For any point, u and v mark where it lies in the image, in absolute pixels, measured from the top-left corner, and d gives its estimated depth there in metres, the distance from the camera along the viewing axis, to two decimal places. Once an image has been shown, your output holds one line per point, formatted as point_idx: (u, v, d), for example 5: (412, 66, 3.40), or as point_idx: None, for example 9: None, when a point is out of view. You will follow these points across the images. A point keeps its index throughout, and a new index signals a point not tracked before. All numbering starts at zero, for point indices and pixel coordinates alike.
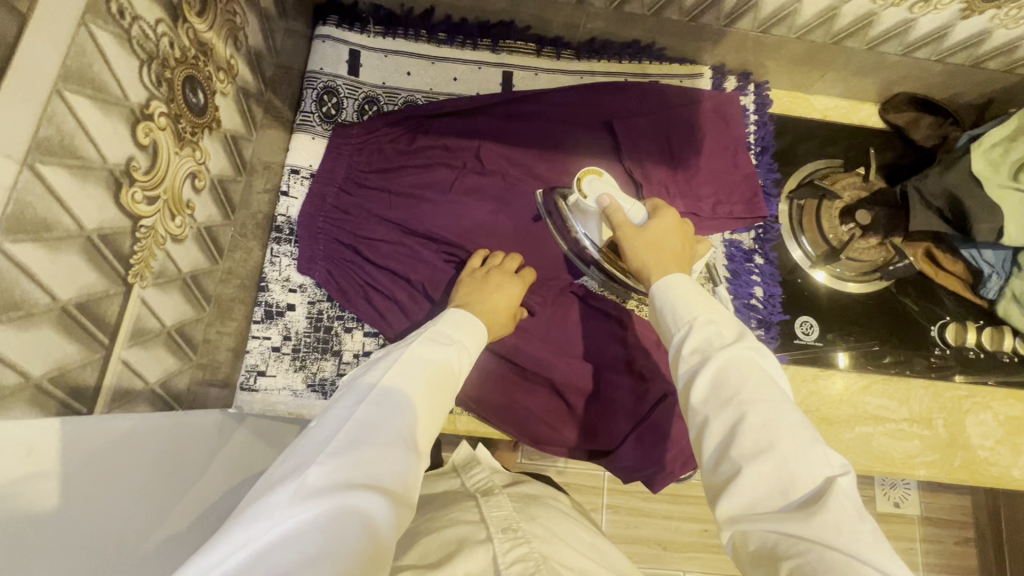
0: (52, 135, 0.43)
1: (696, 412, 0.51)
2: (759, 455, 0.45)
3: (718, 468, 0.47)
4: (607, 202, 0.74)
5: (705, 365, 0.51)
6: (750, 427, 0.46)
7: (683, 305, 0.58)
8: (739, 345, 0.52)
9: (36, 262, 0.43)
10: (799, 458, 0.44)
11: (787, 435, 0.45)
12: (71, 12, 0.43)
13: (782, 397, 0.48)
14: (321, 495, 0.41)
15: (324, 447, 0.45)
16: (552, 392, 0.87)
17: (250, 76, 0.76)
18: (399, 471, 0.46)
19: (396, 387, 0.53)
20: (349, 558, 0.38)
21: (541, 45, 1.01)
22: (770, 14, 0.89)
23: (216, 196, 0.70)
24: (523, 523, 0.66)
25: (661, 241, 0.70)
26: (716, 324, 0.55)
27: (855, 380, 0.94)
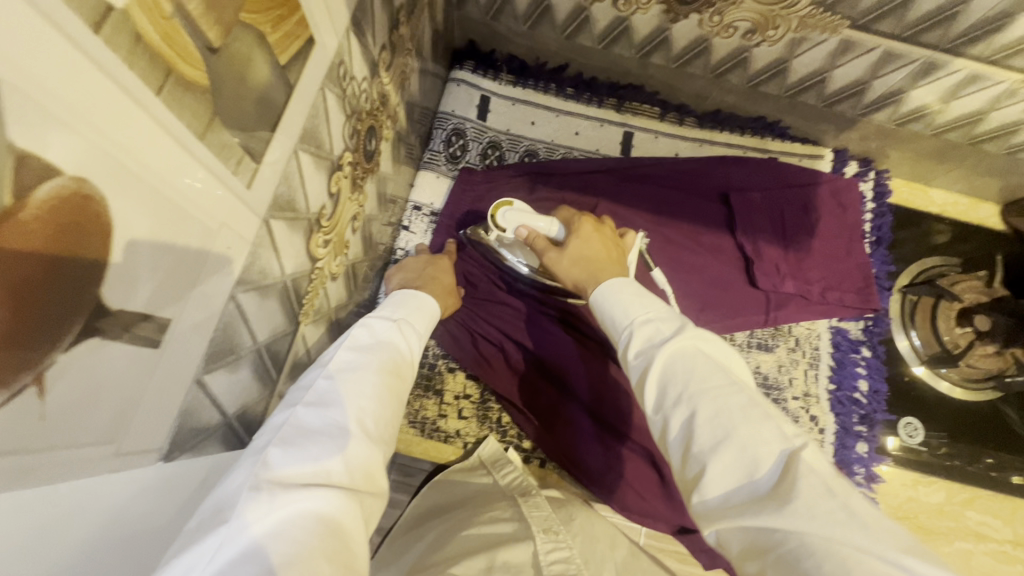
0: (284, 192, 0.45)
1: (655, 415, 0.44)
2: (715, 445, 0.39)
3: (685, 468, 0.40)
4: (523, 232, 0.72)
5: (648, 367, 0.44)
6: (703, 419, 0.40)
7: (619, 308, 0.51)
8: (682, 336, 0.45)
9: (251, 309, 0.45)
10: (757, 440, 0.38)
11: (739, 416, 0.39)
12: (317, 78, 0.46)
13: (726, 375, 0.42)
14: (278, 494, 0.38)
15: (284, 434, 0.42)
16: (648, 463, 0.85)
17: (404, 121, 0.79)
18: (363, 460, 0.44)
19: (348, 377, 0.48)
20: (315, 559, 0.36)
21: (665, 110, 1.02)
22: (911, 111, 0.89)
23: (363, 234, 0.73)
24: (561, 527, 0.65)
25: (585, 250, 0.64)
26: (653, 321, 0.48)
27: (958, 492, 0.90)
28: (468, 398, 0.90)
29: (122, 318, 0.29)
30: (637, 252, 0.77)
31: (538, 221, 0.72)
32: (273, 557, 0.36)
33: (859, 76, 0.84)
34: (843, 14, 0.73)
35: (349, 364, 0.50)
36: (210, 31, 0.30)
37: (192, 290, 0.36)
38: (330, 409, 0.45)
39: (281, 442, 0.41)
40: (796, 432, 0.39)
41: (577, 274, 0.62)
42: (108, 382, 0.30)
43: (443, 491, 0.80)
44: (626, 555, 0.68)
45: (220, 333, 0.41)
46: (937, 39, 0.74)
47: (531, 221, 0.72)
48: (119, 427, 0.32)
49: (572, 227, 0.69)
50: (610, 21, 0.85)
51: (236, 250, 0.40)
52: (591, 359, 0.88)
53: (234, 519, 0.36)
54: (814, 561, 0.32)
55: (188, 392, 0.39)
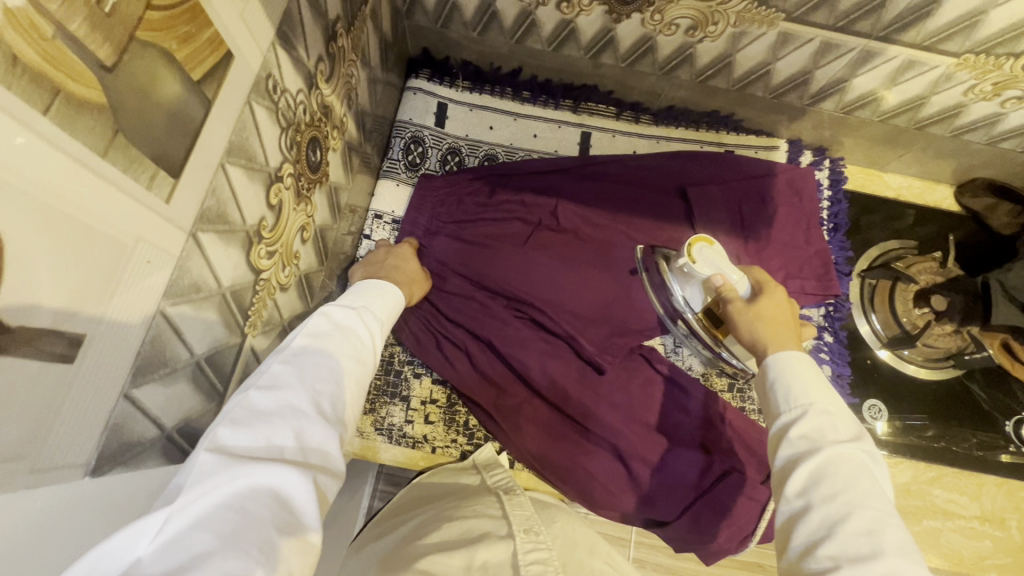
0: (212, 205, 0.46)
1: (791, 498, 0.48)
2: (856, 556, 0.42)
3: (809, 558, 0.44)
4: (716, 279, 0.75)
5: (813, 456, 0.48)
6: (853, 527, 0.43)
7: (797, 386, 0.54)
8: (852, 447, 0.48)
9: (184, 322, 0.46)
10: (902, 574, 0.40)
11: (893, 545, 0.42)
12: (242, 92, 0.47)
13: (886, 505, 0.45)
14: (235, 467, 0.40)
15: (241, 413, 0.44)
16: (616, 458, 0.86)
17: (355, 131, 0.80)
18: (318, 440, 0.46)
19: (306, 363, 0.50)
20: (267, 529, 0.38)
21: (621, 109, 1.04)
22: (856, 99, 0.91)
23: (317, 244, 0.73)
24: (542, 527, 0.66)
25: (773, 312, 0.69)
26: (832, 422, 0.51)
27: (924, 471, 0.92)
28: (435, 403, 0.92)
29: (23, 335, 0.30)
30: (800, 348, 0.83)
31: (732, 272, 0.76)
32: (226, 525, 0.37)
33: (801, 68, 0.86)
34: (777, 7, 0.75)
35: (306, 352, 0.51)
36: (98, 49, 0.30)
37: (106, 308, 0.36)
38: (282, 390, 0.47)
39: (233, 421, 0.43)
40: None
41: (755, 327, 0.67)
42: (15, 399, 0.30)
43: (428, 488, 0.83)
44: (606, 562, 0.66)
45: (148, 346, 0.41)
46: (870, 27, 0.76)
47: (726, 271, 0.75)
48: (31, 443, 0.32)
49: (765, 288, 0.73)
50: (555, 24, 0.87)
51: (158, 266, 0.40)
52: (556, 357, 0.88)
53: (186, 489, 0.38)
54: None
55: (116, 406, 0.39)
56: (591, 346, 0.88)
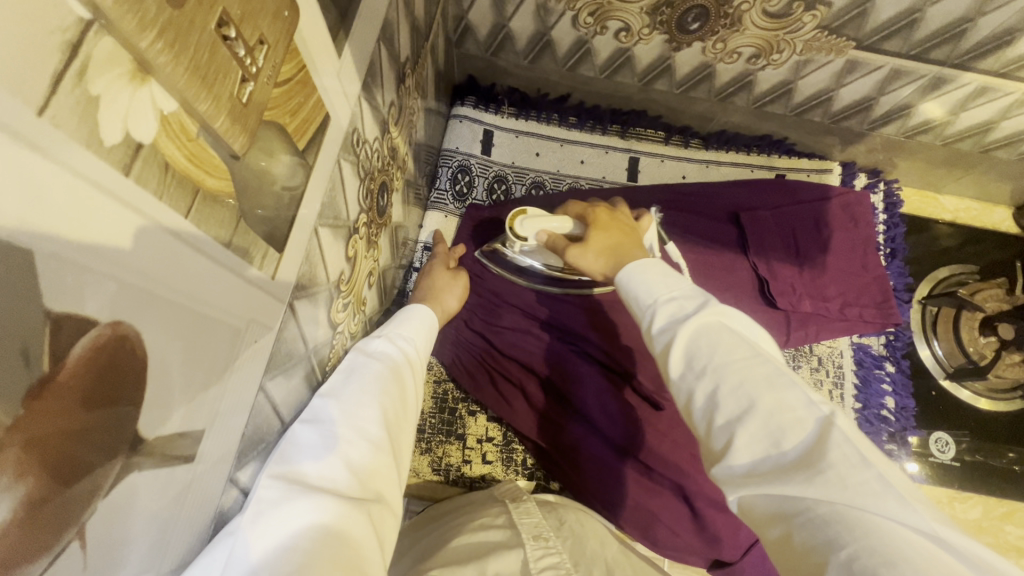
0: (306, 270, 0.44)
1: (677, 384, 0.44)
2: (741, 415, 0.38)
3: (712, 440, 0.40)
4: (542, 237, 0.70)
5: (675, 340, 0.43)
6: (728, 391, 0.40)
7: (643, 288, 0.49)
8: (706, 313, 0.44)
9: (278, 393, 0.44)
10: (784, 408, 0.37)
11: (763, 385, 0.39)
12: (333, 151, 0.45)
13: (751, 347, 0.41)
14: (287, 504, 0.39)
15: (286, 451, 0.42)
16: (679, 499, 0.82)
17: (412, 166, 0.78)
18: (372, 473, 0.45)
19: (349, 395, 0.48)
20: (325, 565, 0.36)
21: (670, 133, 1.01)
22: (918, 124, 0.90)
23: (379, 286, 0.72)
24: (552, 532, 0.63)
25: (608, 241, 0.63)
26: (679, 298, 0.47)
27: (995, 506, 0.90)
28: (491, 441, 0.90)
29: (158, 445, 0.28)
30: (653, 234, 0.77)
31: (552, 221, 0.70)
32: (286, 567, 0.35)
33: (866, 94, 0.84)
34: (847, 36, 0.73)
35: (348, 386, 0.49)
36: (235, 141, 0.28)
37: (221, 397, 0.34)
38: (326, 421, 0.45)
39: (279, 458, 0.42)
40: (822, 398, 0.38)
41: (604, 267, 0.61)
42: (147, 510, 0.29)
43: (441, 506, 0.80)
44: (617, 553, 0.65)
45: (249, 427, 0.40)
46: (945, 55, 0.74)
47: (546, 224, 0.70)
48: (157, 550, 0.31)
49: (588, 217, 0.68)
50: (611, 52, 0.85)
51: (262, 344, 0.38)
52: (614, 396, 0.83)
53: (245, 534, 0.36)
54: (841, 528, 0.32)
55: (223, 492, 0.38)
56: (649, 383, 0.83)
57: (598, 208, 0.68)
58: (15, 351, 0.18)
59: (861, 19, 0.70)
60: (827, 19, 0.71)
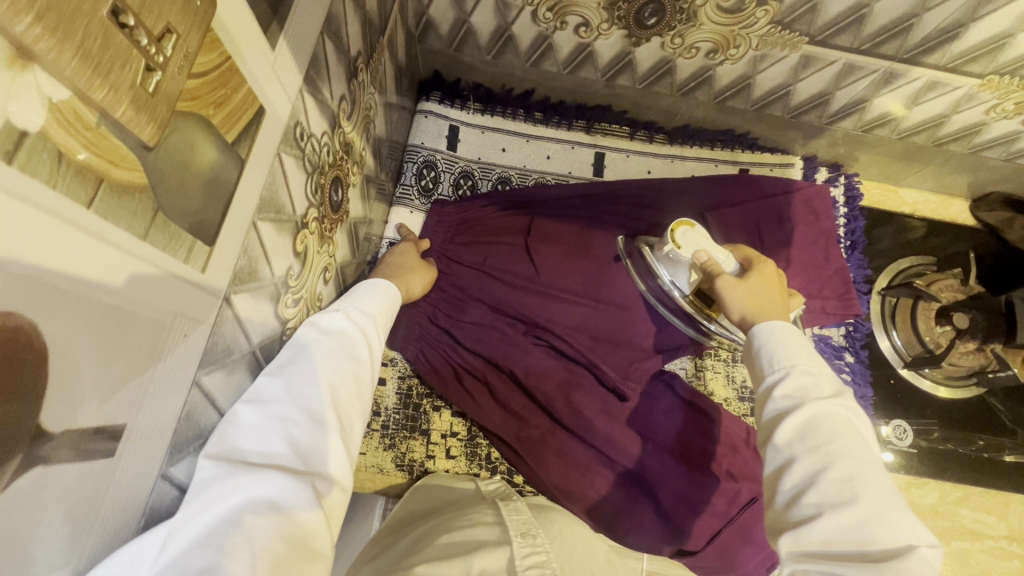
0: (244, 264, 0.44)
1: (777, 449, 0.47)
2: (837, 502, 0.42)
3: (793, 507, 0.44)
4: (703, 257, 0.71)
5: (796, 412, 0.47)
6: (833, 476, 0.43)
7: (779, 349, 0.53)
8: (836, 404, 0.48)
9: (217, 388, 0.43)
10: (880, 517, 0.41)
11: (871, 492, 0.42)
12: (272, 144, 0.45)
13: (866, 452, 0.45)
14: (229, 481, 0.39)
15: (226, 431, 0.42)
16: (638, 489, 0.84)
17: (372, 162, 0.78)
18: (316, 451, 0.45)
19: (294, 372, 0.47)
20: (265, 541, 0.37)
21: (635, 128, 1.02)
22: (875, 117, 0.91)
23: (337, 282, 0.71)
24: (540, 530, 0.65)
25: (763, 290, 0.65)
26: (812, 376, 0.50)
27: (951, 491, 0.93)
28: (455, 436, 0.90)
29: (68, 440, 0.28)
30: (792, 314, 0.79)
31: (718, 251, 0.72)
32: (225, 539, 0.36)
33: (822, 89, 0.86)
34: (800, 31, 0.74)
35: (296, 362, 0.48)
36: (143, 131, 0.28)
37: (147, 391, 0.34)
38: (270, 400, 0.45)
39: (221, 437, 0.42)
40: (923, 533, 0.42)
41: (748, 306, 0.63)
42: (58, 506, 0.28)
43: (420, 498, 0.79)
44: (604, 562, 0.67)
45: (183, 422, 0.40)
46: (895, 50, 0.76)
47: (713, 251, 0.71)
48: (74, 545, 0.30)
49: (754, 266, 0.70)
50: (572, 47, 0.85)
51: (194, 339, 0.38)
52: (580, 389, 0.86)
53: (185, 509, 0.37)
54: None
55: (152, 488, 0.37)
56: (614, 374, 0.85)
57: (767, 263, 0.70)
58: None
59: (813, 15, 0.71)
60: (780, 14, 0.72)
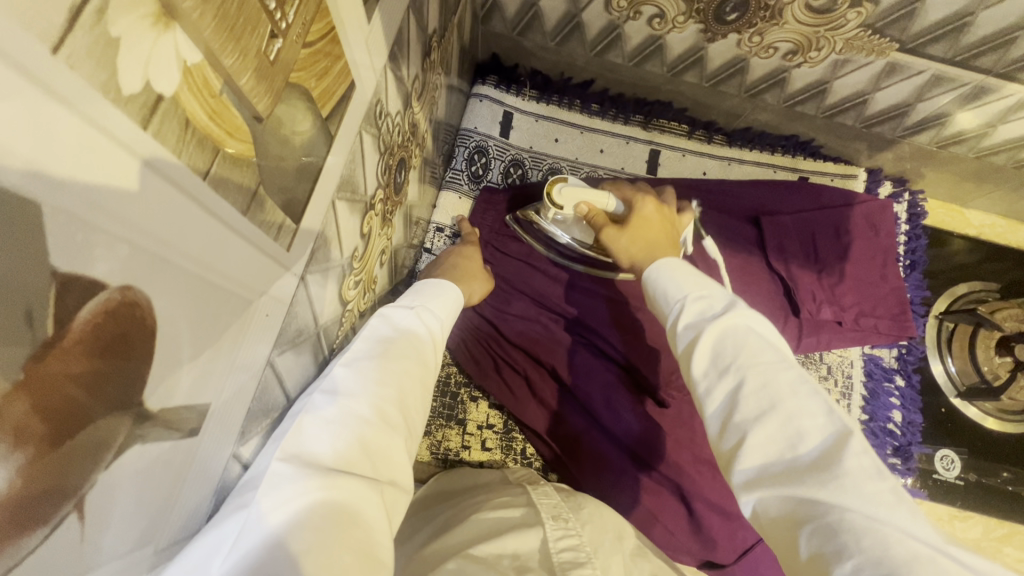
0: (321, 244, 0.42)
1: (696, 386, 0.43)
2: (759, 417, 0.37)
3: (723, 438, 0.39)
4: (583, 209, 0.69)
5: (700, 339, 0.43)
6: (748, 392, 0.39)
7: (673, 284, 0.49)
8: (732, 314, 0.43)
9: (286, 368, 0.42)
10: (804, 415, 0.36)
11: (786, 388, 0.38)
12: (356, 121, 0.43)
13: (775, 349, 0.41)
14: (300, 479, 0.36)
15: (299, 420, 0.39)
16: (678, 500, 0.81)
17: (430, 144, 0.76)
18: (384, 453, 0.41)
19: (367, 368, 0.45)
20: (334, 551, 0.33)
21: (694, 127, 0.98)
22: (953, 134, 0.87)
23: (390, 265, 0.70)
24: (571, 513, 0.61)
25: (646, 230, 0.63)
26: (708, 298, 0.47)
27: (995, 527, 0.90)
28: (492, 428, 0.89)
29: (162, 419, 0.27)
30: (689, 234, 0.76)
31: (598, 195, 0.69)
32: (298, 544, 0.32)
33: (902, 99, 0.82)
34: (892, 37, 0.70)
35: (368, 359, 0.46)
36: (258, 101, 0.27)
37: (230, 367, 0.33)
38: (345, 393, 0.42)
39: (297, 426, 0.39)
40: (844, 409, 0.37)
41: (634, 248, 0.62)
42: (149, 483, 0.28)
43: (450, 480, 0.78)
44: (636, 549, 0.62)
45: (255, 401, 0.39)
46: (992, 63, 0.72)
47: (589, 197, 0.69)
48: (153, 524, 0.29)
49: (634, 203, 0.67)
50: (643, 39, 0.82)
51: (273, 317, 0.37)
52: (621, 391, 0.84)
53: (259, 503, 0.34)
54: (853, 536, 0.31)
55: (224, 467, 0.37)
56: (655, 378, 0.81)
57: (647, 197, 0.67)
58: (18, 313, 0.17)
59: (909, 20, 0.67)
60: (872, 18, 0.68)
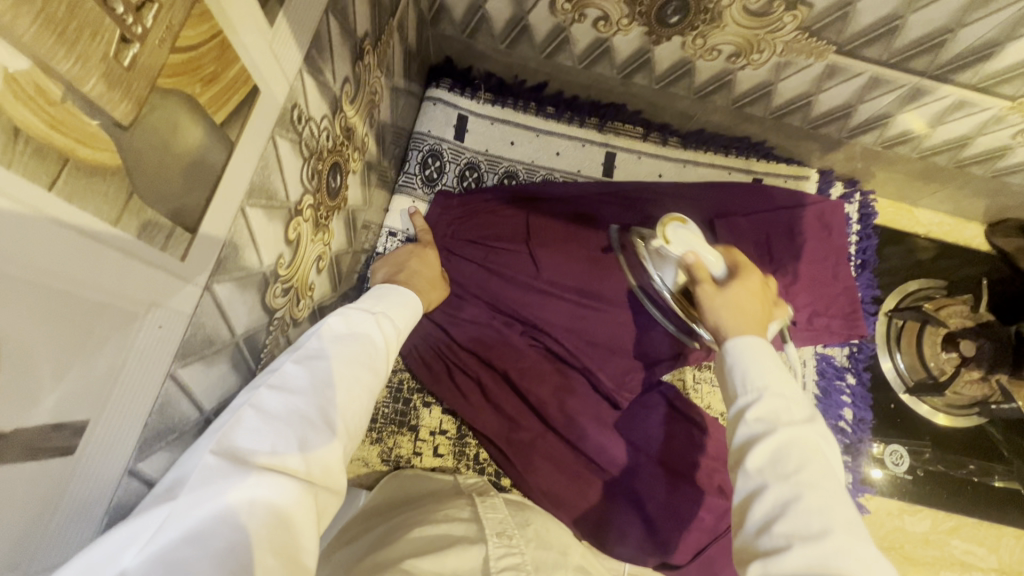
0: (231, 253, 0.41)
1: (747, 475, 0.43)
2: (805, 535, 0.38)
3: (762, 538, 0.39)
4: (692, 258, 0.63)
5: (767, 437, 0.43)
6: (803, 506, 0.39)
7: (755, 369, 0.49)
8: (812, 430, 0.44)
9: (195, 380, 0.41)
10: (852, 552, 0.37)
11: (841, 520, 0.39)
12: (266, 126, 0.42)
13: (839, 482, 0.41)
14: (232, 477, 0.36)
15: (240, 417, 0.39)
16: (630, 504, 0.81)
17: (374, 148, 0.75)
18: (325, 455, 0.41)
19: (320, 367, 0.44)
20: (256, 552, 0.34)
21: (648, 129, 0.99)
22: (897, 134, 0.89)
23: (331, 271, 0.69)
24: (516, 531, 0.61)
25: (745, 301, 0.59)
26: (787, 400, 0.46)
27: (943, 520, 0.92)
28: (444, 434, 0.88)
29: (18, 440, 0.26)
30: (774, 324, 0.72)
31: (709, 253, 0.63)
32: (223, 540, 0.33)
33: (845, 101, 0.83)
34: (828, 39, 0.71)
35: (323, 357, 0.45)
36: (116, 109, 0.26)
37: (116, 382, 0.32)
38: (294, 396, 0.42)
39: (239, 423, 0.39)
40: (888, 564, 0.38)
41: (725, 315, 0.57)
42: (6, 507, 0.27)
43: (397, 488, 0.77)
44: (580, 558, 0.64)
45: (155, 415, 0.37)
46: (925, 66, 0.73)
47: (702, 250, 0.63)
48: (18, 549, 0.28)
49: (740, 274, 0.62)
50: (590, 41, 0.82)
51: (171, 329, 0.36)
52: (574, 394, 0.84)
53: (185, 497, 0.34)
54: None
55: (119, 484, 0.35)
56: (609, 382, 0.83)
57: (755, 268, 0.63)
58: None
59: (843, 23, 0.69)
60: (808, 21, 0.69)
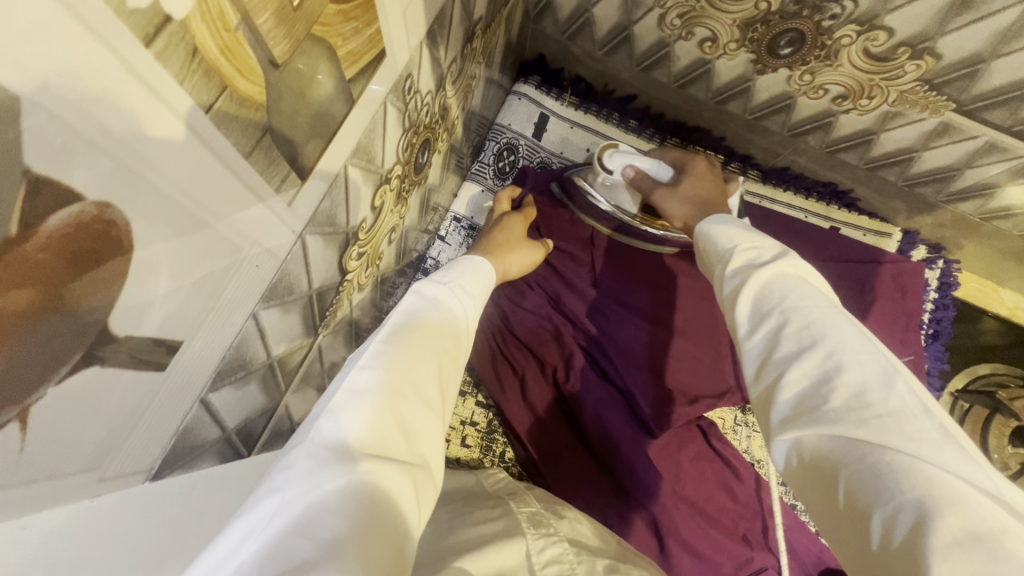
0: (326, 207, 0.42)
1: (740, 330, 0.40)
2: (803, 354, 0.35)
3: (762, 377, 0.37)
4: (631, 172, 0.73)
5: (744, 287, 0.40)
6: (793, 329, 0.36)
7: (723, 236, 0.46)
8: (784, 263, 0.41)
9: (270, 324, 0.42)
10: (850, 351, 0.34)
11: (831, 326, 0.35)
12: (383, 90, 0.43)
13: (827, 296, 0.38)
14: (335, 461, 0.29)
15: (331, 398, 0.33)
16: (651, 532, 0.77)
17: (459, 132, 0.76)
18: (421, 435, 0.34)
19: (409, 338, 0.38)
20: (369, 543, 0.27)
21: (730, 159, 0.95)
22: (998, 207, 0.84)
23: (398, 244, 0.70)
24: (553, 521, 0.61)
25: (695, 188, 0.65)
26: (757, 248, 0.43)
27: None
28: (474, 426, 0.86)
29: (127, 348, 0.27)
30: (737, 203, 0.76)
31: (644, 161, 0.73)
32: (330, 531, 0.26)
33: (951, 163, 0.79)
34: (949, 95, 0.68)
35: (410, 331, 0.39)
36: (275, 47, 0.27)
37: (210, 312, 0.33)
38: (386, 369, 0.35)
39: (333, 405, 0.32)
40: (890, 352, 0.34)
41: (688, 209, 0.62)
42: (98, 410, 0.27)
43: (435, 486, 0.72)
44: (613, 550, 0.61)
45: (233, 350, 0.38)
46: None
47: (637, 161, 0.74)
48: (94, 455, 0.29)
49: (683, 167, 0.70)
50: (691, 61, 0.81)
51: (263, 269, 0.36)
52: (613, 407, 0.80)
53: (288, 485, 0.28)
54: (893, 479, 0.28)
55: (189, 411, 0.36)
56: (648, 407, 0.80)
57: (695, 159, 0.70)
58: None
59: (969, 81, 0.66)
60: (930, 73, 0.66)
